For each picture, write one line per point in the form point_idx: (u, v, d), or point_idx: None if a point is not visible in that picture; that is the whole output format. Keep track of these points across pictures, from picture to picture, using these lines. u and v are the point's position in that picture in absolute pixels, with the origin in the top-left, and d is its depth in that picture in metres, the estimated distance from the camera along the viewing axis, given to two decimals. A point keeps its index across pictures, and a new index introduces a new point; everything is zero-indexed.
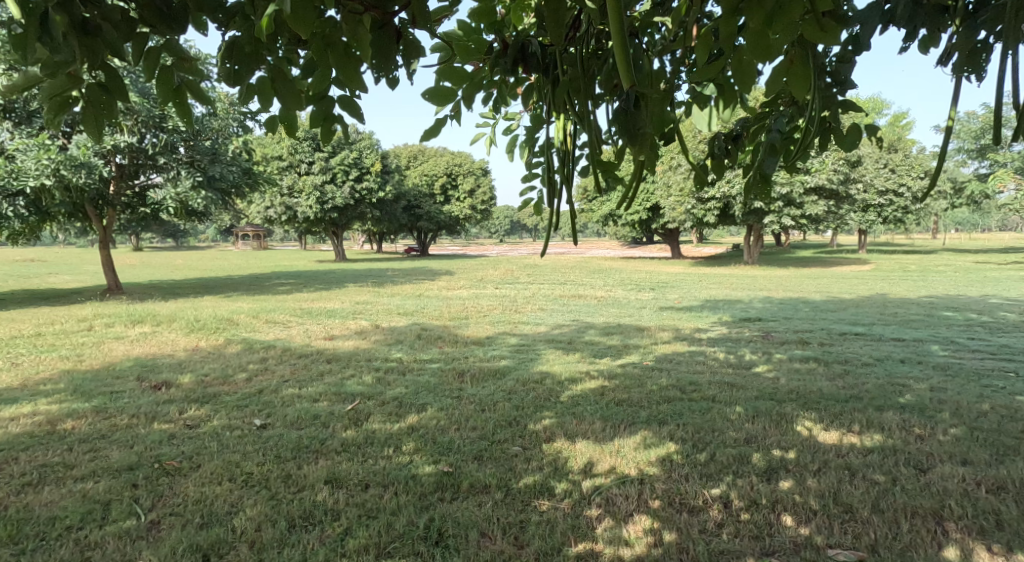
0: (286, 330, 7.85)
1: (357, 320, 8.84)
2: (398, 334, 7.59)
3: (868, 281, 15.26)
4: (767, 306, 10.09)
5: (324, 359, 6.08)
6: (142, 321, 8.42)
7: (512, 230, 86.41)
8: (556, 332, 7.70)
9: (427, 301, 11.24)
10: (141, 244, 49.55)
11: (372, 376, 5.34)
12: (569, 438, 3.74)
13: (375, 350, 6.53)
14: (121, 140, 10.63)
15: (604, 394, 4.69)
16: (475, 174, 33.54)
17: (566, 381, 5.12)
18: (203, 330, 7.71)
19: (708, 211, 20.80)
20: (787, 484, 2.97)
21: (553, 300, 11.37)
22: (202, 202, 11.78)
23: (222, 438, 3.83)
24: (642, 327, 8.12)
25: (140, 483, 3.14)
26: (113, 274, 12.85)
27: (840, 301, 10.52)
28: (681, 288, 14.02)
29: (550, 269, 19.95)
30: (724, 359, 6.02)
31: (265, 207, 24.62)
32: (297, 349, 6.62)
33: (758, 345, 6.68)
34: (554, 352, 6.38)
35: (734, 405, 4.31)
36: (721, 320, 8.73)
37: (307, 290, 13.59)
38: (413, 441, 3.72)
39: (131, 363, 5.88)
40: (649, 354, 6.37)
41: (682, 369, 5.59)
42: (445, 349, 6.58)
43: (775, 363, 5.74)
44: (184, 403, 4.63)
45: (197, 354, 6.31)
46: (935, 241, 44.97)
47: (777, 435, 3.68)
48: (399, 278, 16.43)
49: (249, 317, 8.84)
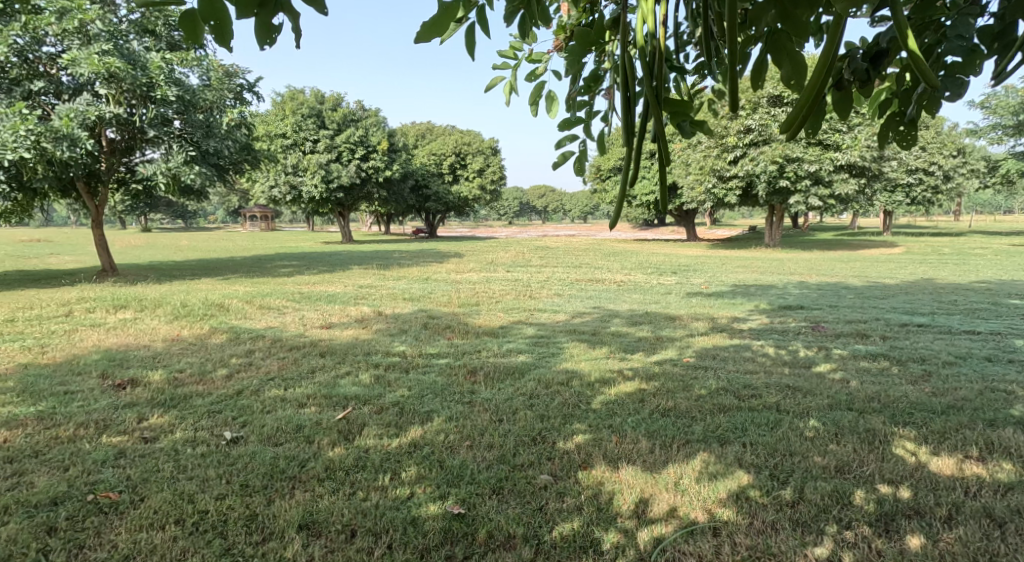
0: (279, 319, 7.06)
1: (359, 306, 8.09)
2: (404, 322, 6.85)
3: (907, 265, 14.43)
4: (805, 293, 9.34)
5: (317, 353, 5.32)
6: (126, 305, 7.61)
7: (522, 214, 85.57)
8: (576, 322, 6.91)
9: (435, 286, 10.48)
10: (146, 224, 48.69)
11: (370, 374, 4.58)
12: (612, 464, 2.98)
13: (377, 342, 5.78)
14: (106, 111, 9.85)
15: (645, 401, 3.92)
16: (485, 153, 32.63)
17: (597, 383, 4.35)
18: (188, 316, 6.91)
19: (730, 190, 19.87)
20: (917, 544, 2.23)
21: (571, 285, 10.56)
22: (196, 177, 10.88)
23: (180, 457, 3.04)
24: (674, 316, 7.33)
25: (59, 526, 2.43)
26: (107, 255, 12.12)
27: (885, 288, 9.69)
28: (705, 272, 13.20)
29: (562, 251, 19.10)
30: (777, 356, 5.23)
31: (269, 186, 23.75)
32: (289, 340, 5.83)
33: (810, 339, 5.92)
34: (579, 345, 5.59)
35: (807, 419, 3.56)
36: (758, 308, 7.93)
37: (310, 273, 12.88)
38: (416, 465, 2.97)
39: (98, 354, 5.07)
40: (688, 347, 5.61)
41: (731, 368, 4.80)
42: (455, 341, 5.81)
43: (838, 361, 4.99)
44: (148, 408, 3.83)
45: (177, 345, 5.51)
46: (957, 224, 44.39)
47: (876, 461, 2.93)
48: (407, 261, 15.65)
49: (241, 303, 8.05)
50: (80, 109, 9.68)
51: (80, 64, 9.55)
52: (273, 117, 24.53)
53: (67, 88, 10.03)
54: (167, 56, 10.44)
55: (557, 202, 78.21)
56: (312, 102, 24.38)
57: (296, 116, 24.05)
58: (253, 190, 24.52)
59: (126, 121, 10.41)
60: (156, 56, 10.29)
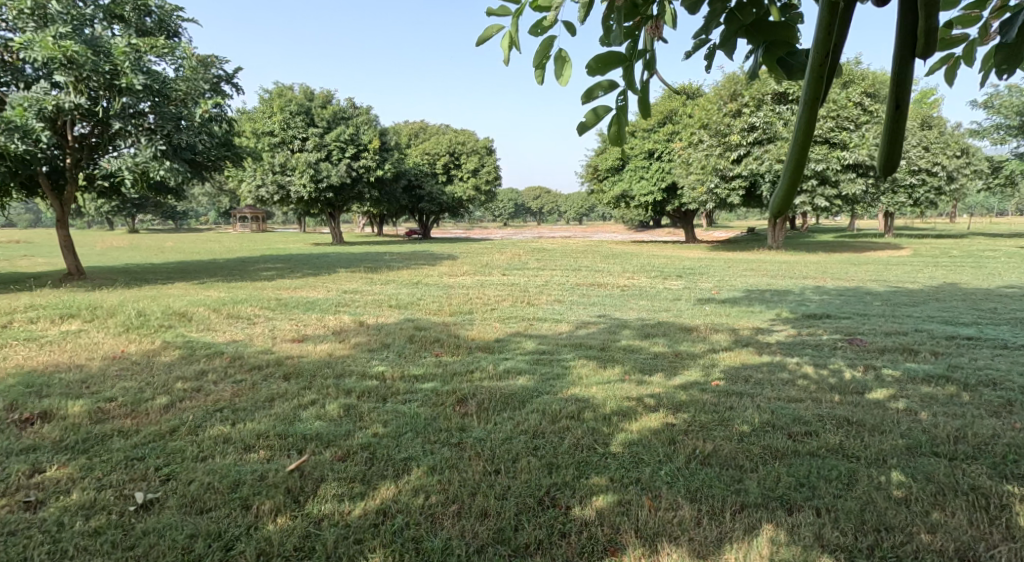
0: (244, 331, 6.21)
1: (339, 315, 7.25)
2: (386, 334, 6.06)
3: (922, 269, 13.81)
4: (827, 299, 8.64)
5: (280, 376, 4.50)
6: (74, 315, 6.72)
7: (518, 217, 84.62)
8: (582, 334, 6.11)
9: (425, 291, 9.68)
10: (135, 227, 47.69)
11: (339, 405, 3.78)
12: (647, 544, 2.25)
13: (353, 360, 4.97)
14: (65, 100, 8.98)
15: (678, 444, 3.14)
16: (479, 153, 31.81)
17: (614, 415, 3.57)
18: (141, 328, 6.05)
19: (733, 191, 19.31)
20: None
21: (571, 290, 9.78)
22: (166, 173, 9.96)
23: (64, 538, 2.25)
24: (690, 326, 6.57)
25: None
26: (73, 257, 11.27)
27: (910, 295, 8.95)
28: (712, 275, 12.45)
29: (561, 253, 18.33)
30: (819, 378, 4.46)
31: (255, 186, 22.89)
32: (249, 358, 4.99)
33: (850, 355, 5.19)
34: (587, 364, 4.81)
35: (887, 470, 2.79)
36: (780, 317, 7.18)
37: (292, 277, 12.05)
38: (386, 551, 2.23)
39: (13, 379, 4.21)
40: (713, 366, 4.83)
41: (771, 395, 4.02)
42: (444, 359, 5.01)
43: (895, 385, 4.26)
44: (47, 453, 2.98)
45: (115, 365, 4.65)
46: (956, 226, 44.07)
47: (1004, 542, 2.20)
48: (396, 264, 14.82)
49: (207, 312, 7.18)
50: (35, 98, 8.83)
51: (33, 48, 8.70)
52: (261, 113, 23.68)
53: (25, 77, 9.22)
54: (133, 42, 9.61)
55: (552, 202, 77.23)
56: (301, 99, 23.49)
57: (284, 113, 23.11)
58: (239, 189, 23.61)
59: (88, 111, 9.54)
60: (121, 42, 9.44)
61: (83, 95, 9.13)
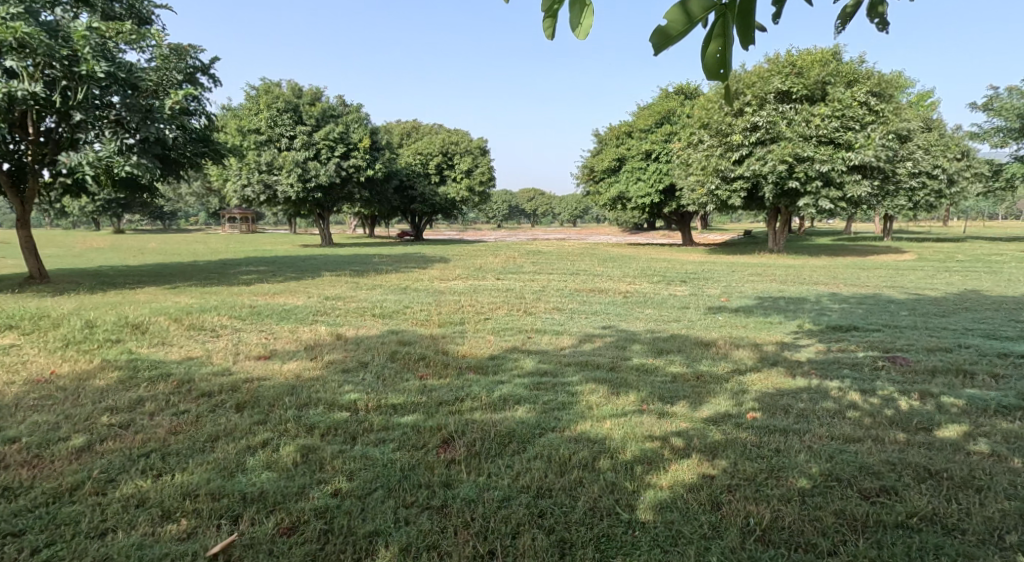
0: (204, 346, 5.44)
1: (314, 327, 6.48)
2: (364, 350, 5.32)
3: (930, 273, 13.33)
4: (848, 308, 7.97)
5: (231, 406, 3.75)
6: (12, 328, 5.91)
7: (512, 218, 83.78)
8: (587, 350, 5.38)
9: (413, 297, 8.92)
10: (121, 227, 46.62)
11: (295, 448, 3.04)
12: None
13: (322, 384, 4.23)
14: (18, 88, 8.16)
15: (725, 509, 2.45)
16: (473, 153, 31.01)
17: (638, 464, 2.84)
18: (83, 343, 5.27)
19: (734, 193, 18.74)
20: None
21: (572, 297, 9.05)
22: (131, 169, 9.17)
23: None
24: (707, 341, 5.85)
25: None
26: (35, 260, 10.46)
27: (935, 304, 8.27)
28: (718, 281, 11.76)
29: (559, 256, 17.64)
30: (874, 410, 3.75)
31: (240, 185, 22.07)
32: (200, 383, 4.21)
33: (898, 378, 4.51)
34: (597, 390, 4.10)
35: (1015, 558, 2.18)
36: (803, 330, 6.49)
37: (272, 280, 11.32)
38: None
39: None
40: (744, 392, 4.13)
41: (823, 433, 3.32)
42: (429, 383, 4.28)
43: (969, 419, 3.57)
44: None
45: (35, 392, 3.89)
46: (951, 230, 43.61)
47: None
48: (384, 266, 14.07)
49: (166, 322, 6.39)
50: None
51: None
52: (247, 111, 22.83)
53: None
54: (95, 26, 8.84)
55: (546, 204, 76.63)
56: (289, 95, 22.53)
57: (271, 110, 22.17)
58: (223, 189, 22.76)
59: (46, 100, 8.73)
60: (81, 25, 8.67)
61: (37, 83, 8.30)
